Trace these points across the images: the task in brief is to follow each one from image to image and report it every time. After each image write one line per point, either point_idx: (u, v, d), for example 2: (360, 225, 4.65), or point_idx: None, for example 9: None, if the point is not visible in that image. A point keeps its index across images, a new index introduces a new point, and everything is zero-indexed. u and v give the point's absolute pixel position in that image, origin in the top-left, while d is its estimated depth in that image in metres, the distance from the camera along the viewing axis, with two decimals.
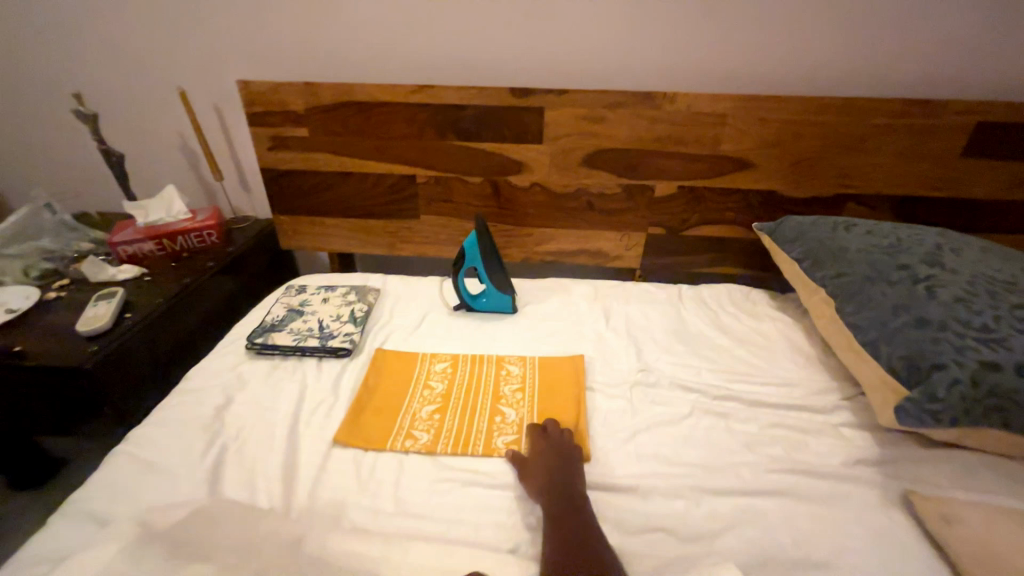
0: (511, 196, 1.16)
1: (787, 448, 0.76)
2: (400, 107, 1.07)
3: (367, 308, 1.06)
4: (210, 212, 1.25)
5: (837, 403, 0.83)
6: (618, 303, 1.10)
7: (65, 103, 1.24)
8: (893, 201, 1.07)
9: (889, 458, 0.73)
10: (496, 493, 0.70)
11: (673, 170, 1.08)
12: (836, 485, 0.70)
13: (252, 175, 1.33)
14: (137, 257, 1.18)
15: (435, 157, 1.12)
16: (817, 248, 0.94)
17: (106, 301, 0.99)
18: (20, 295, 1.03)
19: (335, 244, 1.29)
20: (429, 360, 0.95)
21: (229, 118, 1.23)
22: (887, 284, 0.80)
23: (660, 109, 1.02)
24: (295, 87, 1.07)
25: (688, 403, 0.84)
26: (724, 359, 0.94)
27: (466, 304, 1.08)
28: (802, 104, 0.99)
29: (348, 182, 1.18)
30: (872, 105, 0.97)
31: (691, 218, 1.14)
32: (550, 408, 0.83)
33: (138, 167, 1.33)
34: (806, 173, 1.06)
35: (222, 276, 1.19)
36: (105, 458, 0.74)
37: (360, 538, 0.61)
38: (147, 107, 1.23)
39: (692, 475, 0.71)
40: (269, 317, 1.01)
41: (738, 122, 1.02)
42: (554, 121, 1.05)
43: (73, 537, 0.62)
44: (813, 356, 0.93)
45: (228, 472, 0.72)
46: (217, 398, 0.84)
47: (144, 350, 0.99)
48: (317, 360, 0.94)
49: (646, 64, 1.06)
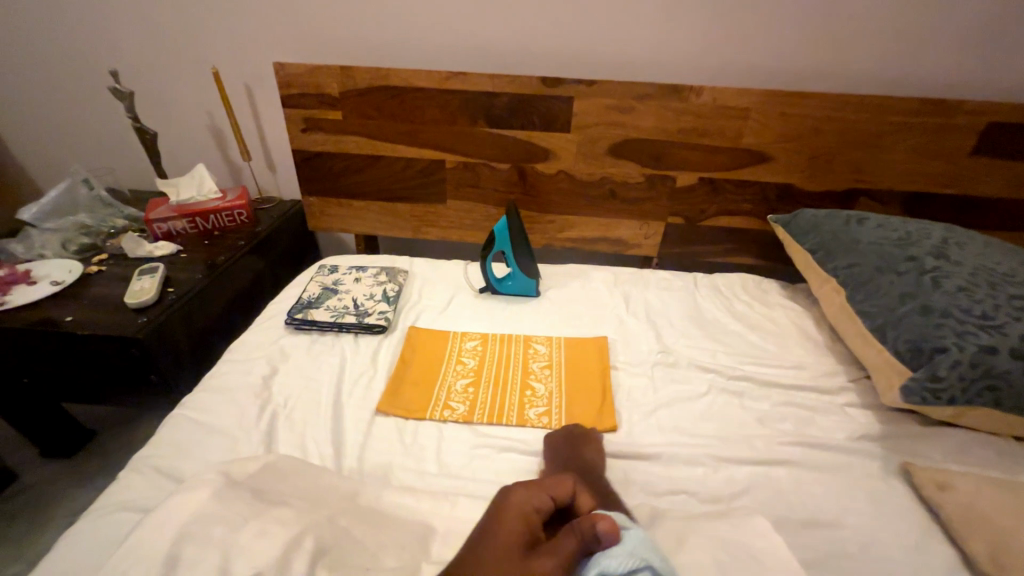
0: (536, 183, 1.20)
1: (797, 423, 0.82)
2: (432, 93, 1.10)
3: (398, 288, 1.10)
4: (240, 192, 1.29)
5: (843, 384, 0.89)
6: (637, 288, 1.16)
7: (97, 80, 1.25)
8: (904, 196, 1.12)
9: (890, 435, 0.80)
10: (530, 459, 0.75)
11: (694, 161, 1.13)
12: (841, 456, 0.76)
13: (279, 155, 1.36)
14: (171, 234, 1.22)
15: (464, 143, 1.16)
16: (830, 239, 0.99)
17: (150, 276, 1.03)
18: (64, 268, 1.07)
19: (362, 225, 1.32)
20: (460, 338, 1.00)
21: (260, 98, 1.26)
22: (896, 274, 0.85)
23: (686, 102, 1.06)
24: (331, 70, 1.10)
25: (706, 382, 0.90)
26: (738, 342, 1.00)
27: (492, 286, 1.13)
28: (821, 100, 1.03)
29: (378, 165, 1.21)
30: (889, 103, 1.02)
31: (709, 209, 1.19)
32: (577, 384, 0.89)
33: (168, 145, 1.35)
34: (821, 168, 1.10)
35: (253, 255, 1.23)
36: (165, 420, 0.79)
37: (413, 493, 0.66)
38: (179, 86, 1.25)
39: (711, 445, 0.77)
40: (305, 295, 1.06)
41: (760, 116, 1.06)
42: (583, 112, 1.09)
43: (150, 488, 0.68)
44: (821, 341, 1.00)
45: (281, 436, 0.78)
46: (263, 368, 0.89)
47: (185, 324, 1.03)
48: (354, 336, 0.99)
49: (673, 57, 1.09)
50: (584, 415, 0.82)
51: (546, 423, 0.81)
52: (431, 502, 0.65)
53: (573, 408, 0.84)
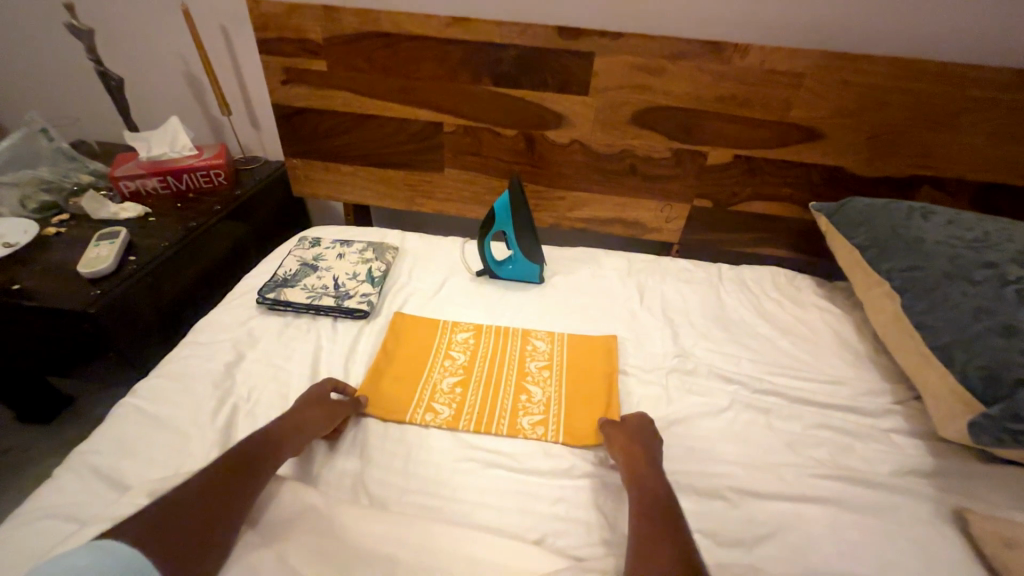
0: (547, 153, 1.05)
1: (832, 451, 0.71)
2: (430, 43, 0.95)
3: (385, 267, 0.99)
4: (218, 150, 1.16)
5: (888, 406, 0.77)
6: (654, 279, 1.03)
7: (57, 15, 1.11)
8: (976, 187, 0.95)
9: (943, 470, 0.68)
10: (521, 478, 0.65)
11: (732, 136, 0.97)
12: (884, 495, 0.65)
13: (263, 111, 1.22)
14: (140, 194, 1.10)
15: (466, 103, 1.01)
16: (888, 236, 0.84)
17: (109, 242, 0.92)
18: (18, 228, 0.96)
19: (352, 194, 1.20)
20: (450, 328, 0.89)
21: (238, 43, 1.11)
22: (969, 284, 0.71)
23: (729, 65, 0.89)
24: (314, 10, 0.94)
25: (728, 395, 0.78)
26: (767, 349, 0.87)
27: (490, 270, 1.01)
28: (894, 67, 0.86)
29: (369, 126, 1.07)
30: (976, 74, 0.84)
31: (743, 192, 1.04)
32: (578, 390, 0.78)
33: (140, 94, 1.22)
34: (881, 150, 0.94)
35: (231, 221, 1.11)
36: (112, 409, 0.71)
37: (380, 516, 0.56)
38: (148, 25, 1.11)
39: (731, 474, 0.66)
40: (281, 270, 0.95)
41: (816, 85, 0.89)
42: (605, 71, 0.93)
43: (81, 493, 0.59)
44: (862, 353, 0.87)
45: (240, 435, 0.68)
46: (227, 354, 0.79)
47: (150, 296, 0.93)
48: (333, 320, 0.89)
49: (719, 8, 0.91)
50: (585, 428, 0.72)
51: (542, 436, 0.70)
52: (398, 530, 0.55)
53: (573, 419, 0.73)
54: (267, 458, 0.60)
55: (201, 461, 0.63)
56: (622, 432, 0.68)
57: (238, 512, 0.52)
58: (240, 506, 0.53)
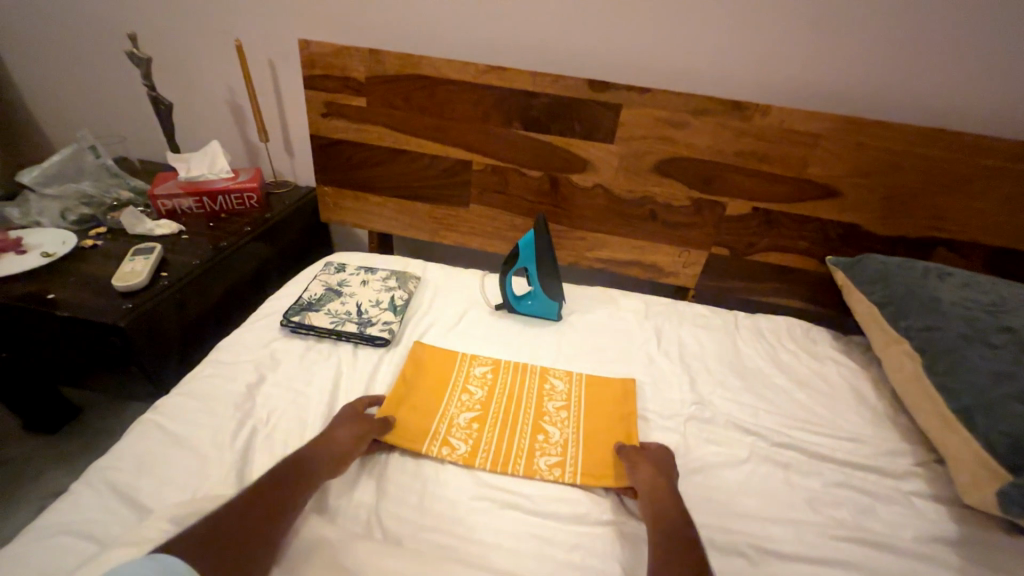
0: (569, 195, 1.09)
1: (853, 511, 0.69)
2: (465, 88, 1.00)
3: (407, 296, 1.01)
4: (252, 174, 1.20)
5: (908, 467, 0.76)
6: (670, 323, 1.04)
7: (117, 43, 1.19)
8: (990, 250, 0.97)
9: (968, 539, 0.66)
10: (537, 520, 0.64)
11: (750, 189, 1.01)
12: (908, 562, 0.63)
13: (298, 139, 1.27)
14: (175, 212, 1.14)
15: (496, 144, 1.05)
16: (905, 294, 0.86)
17: (143, 257, 0.95)
18: (57, 239, 1.00)
19: (378, 223, 1.23)
20: (468, 362, 0.89)
21: (283, 77, 1.17)
22: (988, 347, 0.72)
23: (750, 123, 0.94)
24: (359, 52, 1.00)
25: (746, 447, 0.77)
26: (785, 401, 0.87)
27: (509, 305, 1.03)
28: (908, 134, 0.90)
29: (400, 160, 1.12)
30: (988, 143, 0.88)
31: (759, 243, 1.06)
32: (596, 431, 0.78)
33: (185, 118, 1.29)
34: (896, 210, 0.97)
35: (259, 242, 1.15)
36: (133, 425, 0.71)
37: (397, 553, 0.55)
38: (200, 57, 1.18)
39: (750, 530, 0.65)
40: (306, 294, 0.97)
41: (832, 146, 0.93)
42: (630, 123, 0.98)
43: (96, 509, 0.59)
44: (880, 410, 0.86)
45: (257, 459, 0.68)
46: (249, 375, 0.80)
47: (176, 312, 0.95)
48: (353, 347, 0.90)
49: (739, 73, 0.97)
50: (603, 471, 0.71)
51: (558, 478, 0.70)
52: (414, 566, 0.54)
53: (591, 462, 0.72)
54: (286, 487, 0.60)
55: (219, 483, 0.63)
56: (638, 452, 0.72)
57: (256, 539, 0.52)
58: (257, 533, 0.53)
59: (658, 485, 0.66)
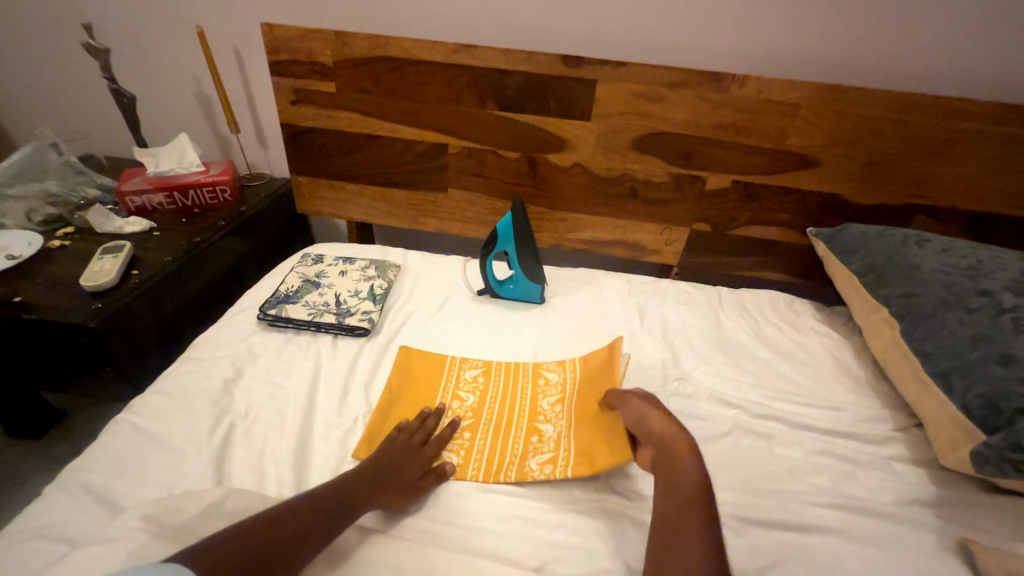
0: (549, 175, 1.07)
1: (834, 479, 0.70)
2: (437, 68, 0.97)
3: (387, 285, 0.99)
4: (225, 166, 1.17)
5: (889, 433, 0.77)
6: (654, 301, 1.03)
7: (73, 35, 1.14)
8: (969, 216, 0.97)
9: (946, 500, 0.67)
10: (520, 502, 0.64)
11: (730, 162, 0.99)
12: (887, 525, 0.64)
13: (270, 129, 1.24)
14: (146, 209, 1.12)
15: (472, 126, 1.03)
16: (884, 262, 0.86)
17: (112, 256, 0.93)
18: (22, 240, 0.97)
19: (357, 212, 1.21)
20: (458, 365, 0.85)
21: (250, 65, 1.14)
22: (965, 311, 0.72)
23: (727, 94, 0.92)
24: (324, 35, 0.97)
25: (728, 420, 0.78)
26: (767, 374, 0.87)
27: (491, 289, 1.02)
28: (886, 99, 0.88)
29: (375, 146, 1.09)
30: (965, 106, 0.87)
31: (741, 217, 1.06)
32: (588, 415, 0.74)
33: (151, 110, 1.24)
34: (875, 179, 0.96)
35: (235, 236, 1.12)
36: (108, 425, 0.70)
37: (380, 543, 0.55)
38: (162, 47, 1.14)
39: (731, 501, 0.66)
40: (283, 287, 0.95)
41: (811, 114, 0.92)
42: (607, 98, 0.95)
43: (69, 512, 0.58)
44: (862, 379, 0.87)
45: (236, 454, 0.67)
46: (226, 370, 0.79)
47: (151, 310, 0.93)
48: (333, 338, 0.89)
49: (715, 43, 0.95)
50: (594, 453, 0.67)
51: (549, 475, 0.66)
52: (395, 553, 0.54)
53: (583, 450, 0.68)
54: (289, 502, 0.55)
55: (196, 479, 0.63)
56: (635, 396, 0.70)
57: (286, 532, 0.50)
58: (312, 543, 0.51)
59: (666, 425, 0.65)
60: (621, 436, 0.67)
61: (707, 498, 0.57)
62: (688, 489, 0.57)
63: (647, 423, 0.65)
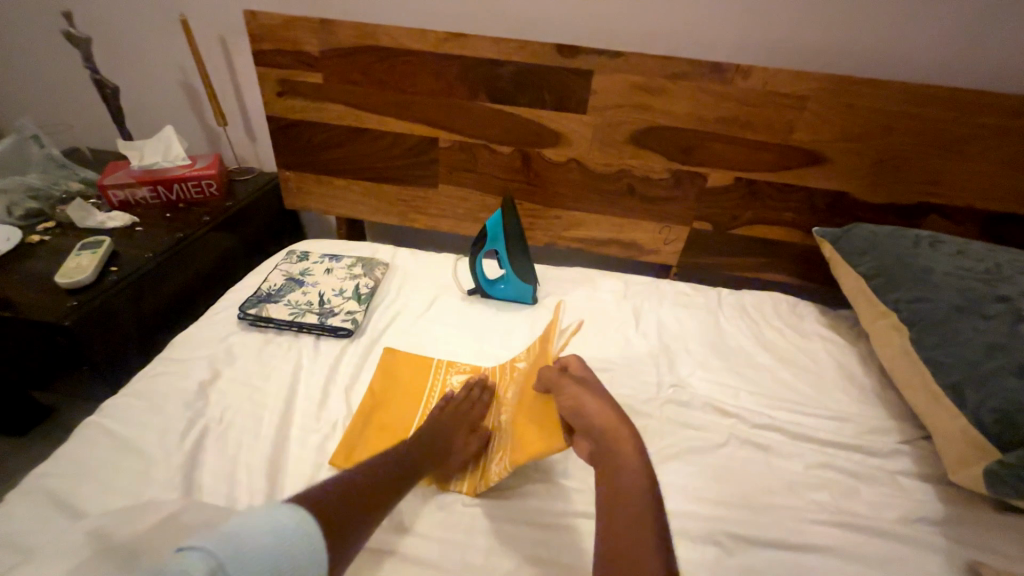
0: (543, 171, 1.03)
1: (836, 494, 0.66)
2: (426, 58, 0.93)
3: (374, 284, 0.96)
4: (211, 160, 1.14)
5: (896, 446, 0.73)
6: (651, 302, 0.99)
7: (56, 24, 1.11)
8: (983, 216, 0.92)
9: (956, 518, 0.63)
10: (502, 517, 0.61)
11: (730, 158, 0.95)
12: (894, 546, 0.60)
13: (258, 122, 1.20)
14: (129, 203, 1.09)
15: (463, 120, 0.99)
16: (893, 264, 0.81)
17: (90, 251, 0.90)
18: (0, 235, 0.95)
19: (344, 207, 1.18)
20: (445, 369, 0.82)
21: (236, 55, 1.10)
22: (980, 318, 0.68)
23: (730, 85, 0.87)
24: (311, 23, 0.93)
25: (726, 431, 0.74)
26: (767, 381, 0.83)
27: (482, 289, 0.98)
28: (899, 91, 0.83)
29: (363, 140, 1.06)
30: (984, 100, 0.82)
31: (743, 215, 1.01)
32: (529, 396, 0.69)
33: (137, 102, 1.22)
34: (886, 176, 0.92)
35: (220, 232, 1.09)
36: (76, 428, 0.67)
37: None
38: (147, 36, 1.11)
39: (726, 517, 0.62)
40: (265, 285, 0.92)
41: (818, 107, 0.87)
42: (603, 91, 0.91)
43: (27, 522, 0.55)
44: (868, 388, 0.83)
45: (207, 460, 0.65)
46: (202, 372, 0.76)
47: (130, 308, 0.91)
48: (315, 339, 0.86)
49: (717, 34, 0.91)
50: (527, 438, 0.62)
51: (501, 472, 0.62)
52: None
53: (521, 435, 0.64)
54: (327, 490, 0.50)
55: (163, 489, 0.60)
56: (575, 385, 0.64)
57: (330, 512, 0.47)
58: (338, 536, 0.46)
59: (604, 412, 0.61)
60: (553, 422, 0.62)
61: (651, 484, 0.53)
62: (631, 473, 0.54)
63: (583, 411, 0.61)
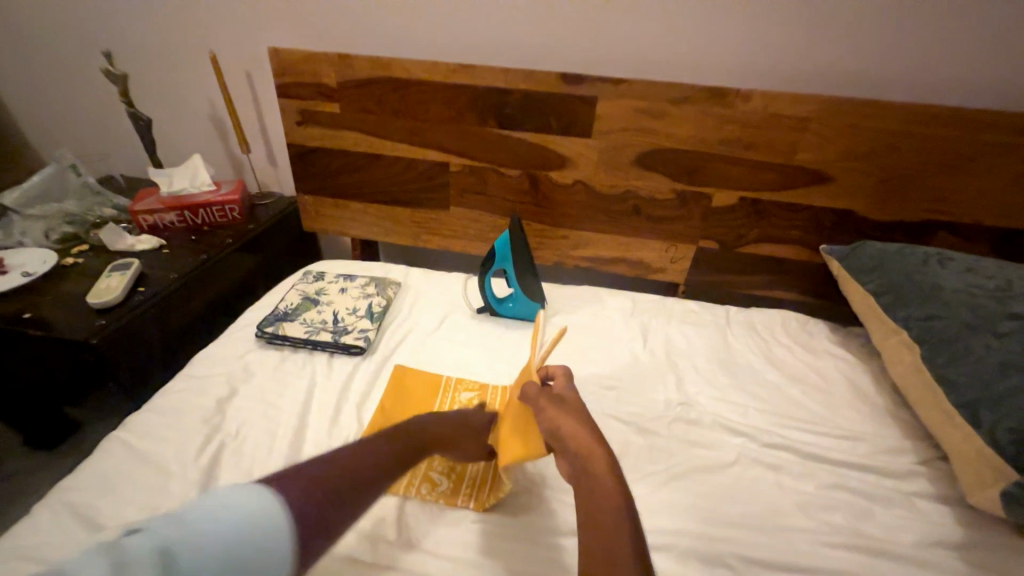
0: (550, 193, 1.06)
1: (850, 516, 0.65)
2: (438, 88, 0.98)
3: (386, 303, 0.99)
4: (234, 186, 1.20)
5: (912, 467, 0.71)
6: (658, 320, 1.00)
7: (97, 62, 1.20)
8: (994, 233, 0.92)
9: (977, 543, 0.61)
10: (512, 535, 0.61)
11: (734, 178, 0.97)
12: (911, 571, 0.58)
13: (279, 149, 1.27)
14: (157, 227, 1.14)
15: (473, 145, 1.03)
16: (903, 282, 0.81)
17: (120, 273, 0.95)
18: (38, 258, 1.01)
19: (358, 229, 1.22)
20: (454, 387, 0.83)
21: (260, 88, 1.17)
22: (993, 336, 0.67)
23: (731, 108, 0.90)
24: (330, 58, 0.99)
25: (735, 450, 0.73)
26: (777, 399, 0.83)
27: (491, 308, 1.00)
28: (901, 111, 0.85)
29: (378, 165, 1.10)
30: (988, 119, 0.83)
31: (750, 233, 1.02)
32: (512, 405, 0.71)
33: (167, 132, 1.29)
34: (892, 194, 0.92)
35: (242, 254, 1.14)
36: (101, 442, 0.70)
37: None
38: (178, 72, 1.18)
39: (736, 538, 0.61)
40: (282, 304, 0.96)
41: (820, 128, 0.89)
42: (607, 115, 0.94)
43: (52, 533, 0.57)
44: (881, 407, 0.81)
45: (222, 474, 0.67)
46: (221, 389, 0.79)
47: (154, 327, 0.95)
48: (329, 356, 0.88)
49: (718, 61, 0.94)
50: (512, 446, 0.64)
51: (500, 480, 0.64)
52: None
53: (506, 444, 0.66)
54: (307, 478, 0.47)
55: (179, 502, 0.62)
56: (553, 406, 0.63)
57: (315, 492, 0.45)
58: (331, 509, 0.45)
59: (582, 433, 0.59)
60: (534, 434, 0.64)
61: (628, 509, 0.50)
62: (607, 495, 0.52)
63: (559, 433, 0.60)
